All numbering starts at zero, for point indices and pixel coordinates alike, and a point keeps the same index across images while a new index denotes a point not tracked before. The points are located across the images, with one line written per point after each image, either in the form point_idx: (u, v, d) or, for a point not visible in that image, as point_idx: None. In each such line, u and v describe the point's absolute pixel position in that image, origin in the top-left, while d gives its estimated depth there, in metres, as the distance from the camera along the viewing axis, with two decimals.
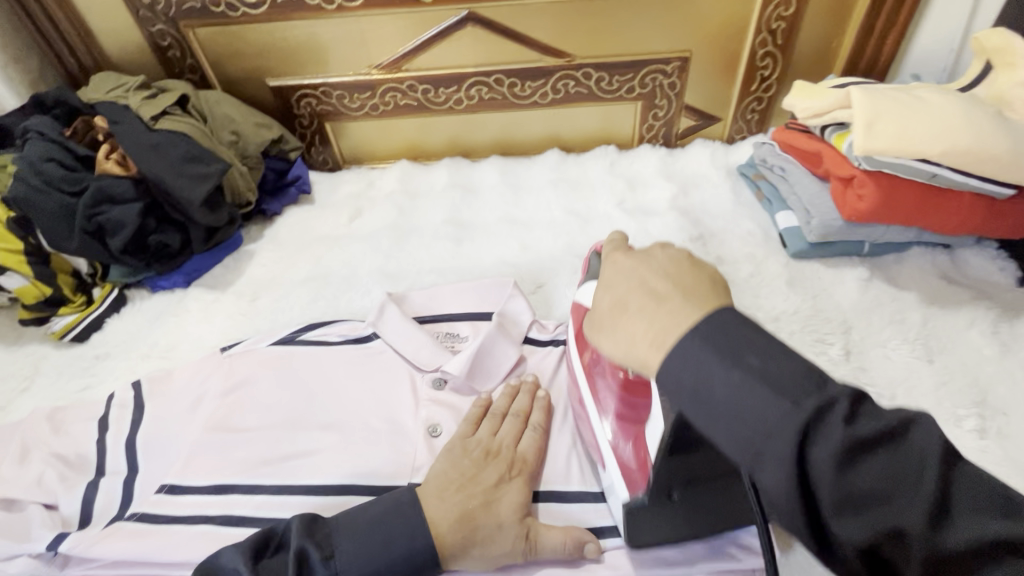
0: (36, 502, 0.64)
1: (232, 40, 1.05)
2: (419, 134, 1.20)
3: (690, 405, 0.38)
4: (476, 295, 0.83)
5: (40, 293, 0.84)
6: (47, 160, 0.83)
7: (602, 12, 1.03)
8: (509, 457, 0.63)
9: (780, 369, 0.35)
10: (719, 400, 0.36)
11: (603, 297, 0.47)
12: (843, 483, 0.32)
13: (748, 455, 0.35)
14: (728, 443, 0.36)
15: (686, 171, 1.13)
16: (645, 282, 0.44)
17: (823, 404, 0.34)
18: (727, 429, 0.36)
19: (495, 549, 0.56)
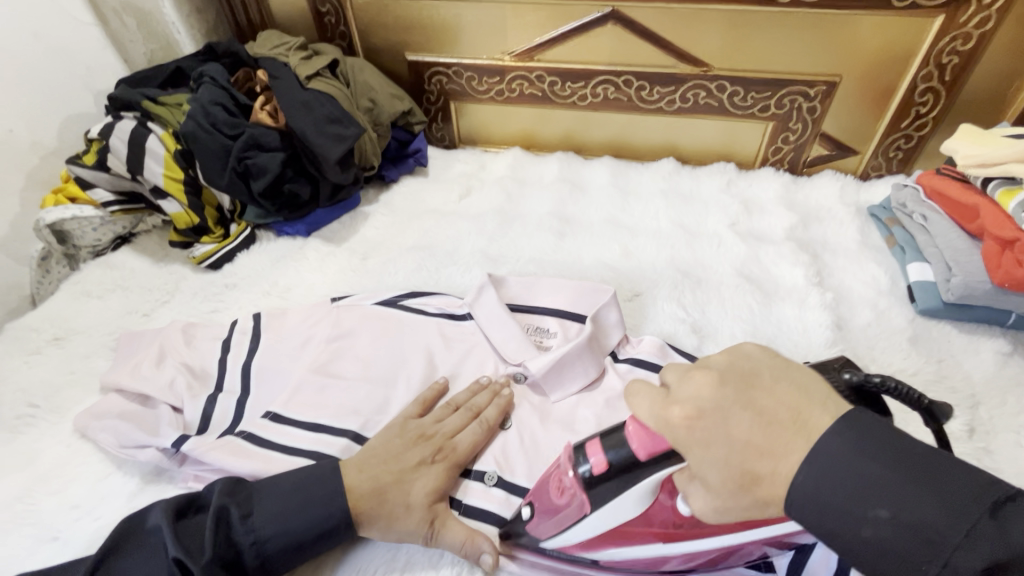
0: (165, 402, 0.72)
1: (382, 12, 1.11)
2: (536, 124, 1.21)
3: (799, 503, 0.35)
4: (573, 295, 0.83)
5: (190, 220, 0.94)
6: (215, 103, 0.93)
7: (752, 25, 0.98)
8: (441, 443, 0.65)
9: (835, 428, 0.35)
10: (843, 487, 0.33)
11: (708, 455, 0.39)
12: (907, 523, 0.32)
13: (818, 513, 0.34)
14: (803, 520, 0.35)
15: (808, 202, 1.07)
16: (755, 424, 0.37)
17: (864, 434, 0.35)
18: (817, 511, 0.34)
19: (395, 526, 0.59)
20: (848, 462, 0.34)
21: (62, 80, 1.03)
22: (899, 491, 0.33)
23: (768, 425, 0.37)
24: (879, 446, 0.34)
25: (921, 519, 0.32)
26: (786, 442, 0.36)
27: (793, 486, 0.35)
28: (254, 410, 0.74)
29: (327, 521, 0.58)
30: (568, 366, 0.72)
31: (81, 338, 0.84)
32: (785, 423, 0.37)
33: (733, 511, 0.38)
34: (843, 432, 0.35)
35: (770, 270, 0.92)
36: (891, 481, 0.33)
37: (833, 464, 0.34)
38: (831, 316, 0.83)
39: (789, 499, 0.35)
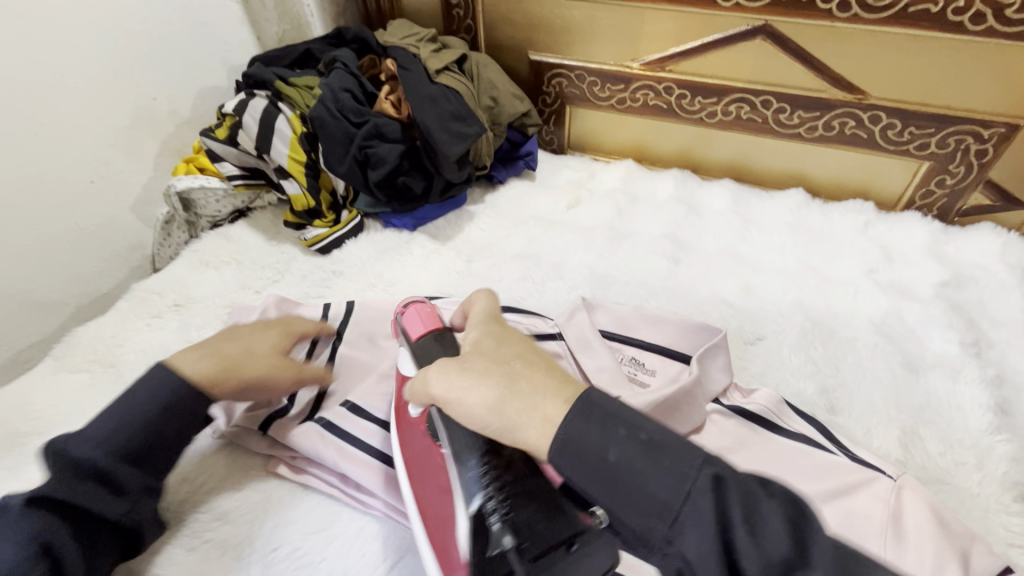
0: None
1: (513, 9, 1.08)
2: (653, 136, 1.15)
3: (568, 457, 0.41)
4: (678, 330, 0.75)
5: (306, 203, 0.95)
6: (344, 90, 0.93)
7: (931, 52, 0.87)
8: (283, 344, 0.70)
9: (662, 438, 0.40)
10: (625, 466, 0.39)
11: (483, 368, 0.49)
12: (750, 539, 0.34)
13: (587, 470, 0.40)
14: (592, 489, 0.40)
15: (962, 257, 0.95)
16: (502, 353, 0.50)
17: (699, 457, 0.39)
18: (593, 471, 0.40)
19: (250, 370, 0.63)
20: (621, 435, 0.40)
21: (202, 54, 1.07)
22: (638, 456, 0.39)
23: (521, 350, 0.51)
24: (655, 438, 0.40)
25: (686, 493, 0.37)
26: (550, 367, 0.47)
27: (561, 431, 0.41)
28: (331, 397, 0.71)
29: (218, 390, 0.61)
30: (677, 412, 0.65)
31: (198, 307, 0.87)
32: (538, 354, 0.50)
33: (512, 420, 0.44)
34: (579, 413, 0.41)
35: (916, 330, 0.82)
36: (649, 457, 0.39)
37: (597, 449, 0.40)
38: (995, 397, 0.72)
39: (558, 451, 0.41)
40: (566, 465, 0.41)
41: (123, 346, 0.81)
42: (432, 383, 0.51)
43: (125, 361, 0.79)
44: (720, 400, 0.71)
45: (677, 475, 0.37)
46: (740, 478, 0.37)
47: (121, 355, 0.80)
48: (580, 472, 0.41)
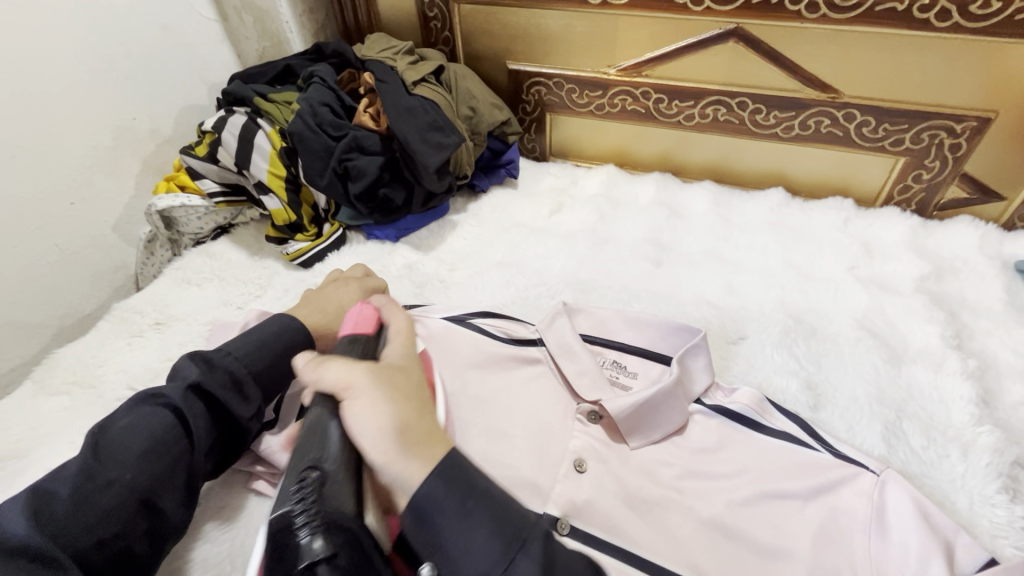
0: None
1: (490, 19, 1.09)
2: (633, 141, 1.16)
3: (426, 504, 0.41)
4: (659, 332, 0.75)
5: (287, 218, 0.95)
6: (322, 104, 0.93)
7: (900, 49, 0.88)
8: (328, 305, 0.71)
9: (507, 507, 0.42)
10: (469, 530, 0.40)
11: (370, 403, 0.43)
12: None
13: (433, 519, 0.41)
14: (435, 527, 0.41)
15: (941, 250, 0.95)
16: (390, 384, 0.45)
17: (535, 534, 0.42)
18: (443, 518, 0.41)
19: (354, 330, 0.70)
20: (472, 496, 0.42)
21: (182, 73, 1.07)
22: (483, 525, 0.41)
23: (410, 396, 0.46)
24: (496, 510, 0.42)
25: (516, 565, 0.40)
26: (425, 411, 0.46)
27: (425, 483, 0.41)
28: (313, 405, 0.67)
29: (290, 334, 0.63)
30: (657, 412, 0.65)
31: (180, 325, 0.86)
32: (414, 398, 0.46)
33: (393, 464, 0.42)
34: (442, 477, 0.42)
35: (897, 325, 0.82)
36: (491, 528, 0.41)
37: (450, 509, 0.41)
38: (977, 388, 0.72)
39: (423, 488, 0.41)
40: (426, 501, 0.41)
41: (103, 366, 0.80)
42: (354, 374, 0.45)
43: (105, 382, 0.78)
44: (701, 398, 0.70)
45: (510, 542, 0.40)
46: (558, 545, 0.43)
47: (101, 376, 0.79)
48: (434, 513, 0.41)
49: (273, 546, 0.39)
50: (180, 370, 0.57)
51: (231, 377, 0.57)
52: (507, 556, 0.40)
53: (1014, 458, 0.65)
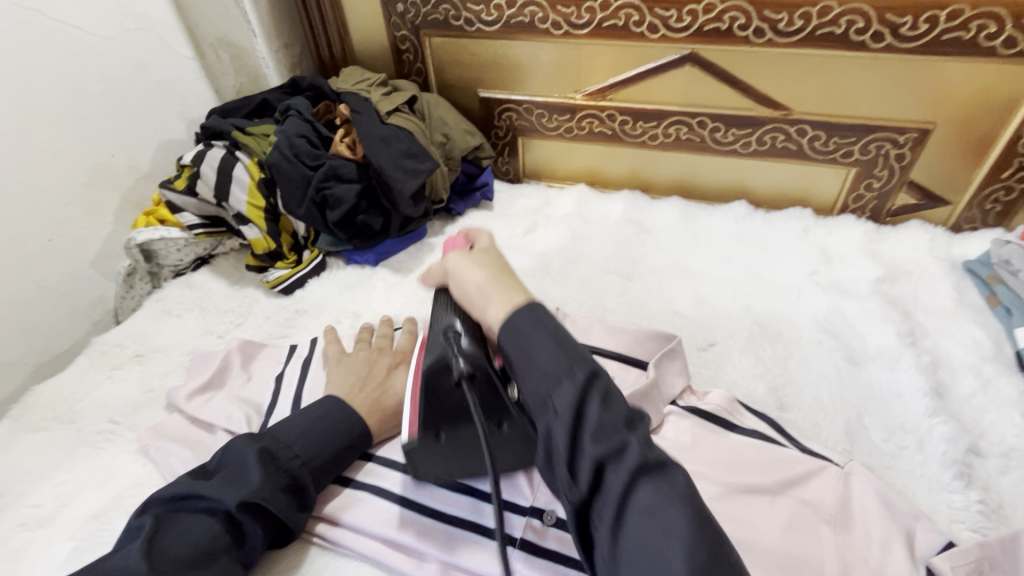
0: (222, 427, 0.71)
1: (460, 51, 1.14)
2: (602, 160, 1.21)
3: (508, 331, 0.51)
4: (630, 341, 0.78)
5: (267, 246, 0.97)
6: (299, 135, 0.96)
7: (842, 68, 0.94)
8: (381, 389, 0.70)
9: (575, 343, 0.50)
10: (537, 351, 0.50)
11: (469, 279, 0.57)
12: (600, 417, 0.47)
13: (512, 336, 0.51)
14: (506, 341, 0.51)
15: (894, 253, 1.01)
16: (482, 265, 0.58)
17: (592, 373, 0.49)
18: (515, 334, 0.51)
19: (386, 390, 0.69)
20: (543, 329, 0.51)
21: (159, 110, 1.10)
22: (553, 352, 0.49)
23: (497, 273, 0.57)
24: (562, 340, 0.50)
25: (564, 382, 0.48)
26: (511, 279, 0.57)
27: (507, 314, 0.52)
28: None
29: (351, 433, 0.64)
30: None
31: (160, 356, 0.87)
32: (503, 269, 0.58)
33: (484, 300, 0.55)
34: (518, 313, 0.52)
35: (856, 325, 0.86)
36: (558, 352, 0.49)
37: (524, 334, 0.51)
38: (930, 382, 0.76)
39: (501, 327, 0.52)
40: (508, 331, 0.51)
41: (82, 401, 0.80)
42: (450, 261, 0.60)
43: (85, 417, 0.78)
44: (676, 401, 0.73)
45: (564, 368, 0.48)
46: (613, 390, 0.49)
47: (80, 411, 0.79)
48: (514, 357, 0.51)
49: (431, 379, 0.55)
50: (236, 458, 0.58)
51: (291, 479, 0.59)
52: (561, 376, 0.48)
53: (966, 446, 0.69)
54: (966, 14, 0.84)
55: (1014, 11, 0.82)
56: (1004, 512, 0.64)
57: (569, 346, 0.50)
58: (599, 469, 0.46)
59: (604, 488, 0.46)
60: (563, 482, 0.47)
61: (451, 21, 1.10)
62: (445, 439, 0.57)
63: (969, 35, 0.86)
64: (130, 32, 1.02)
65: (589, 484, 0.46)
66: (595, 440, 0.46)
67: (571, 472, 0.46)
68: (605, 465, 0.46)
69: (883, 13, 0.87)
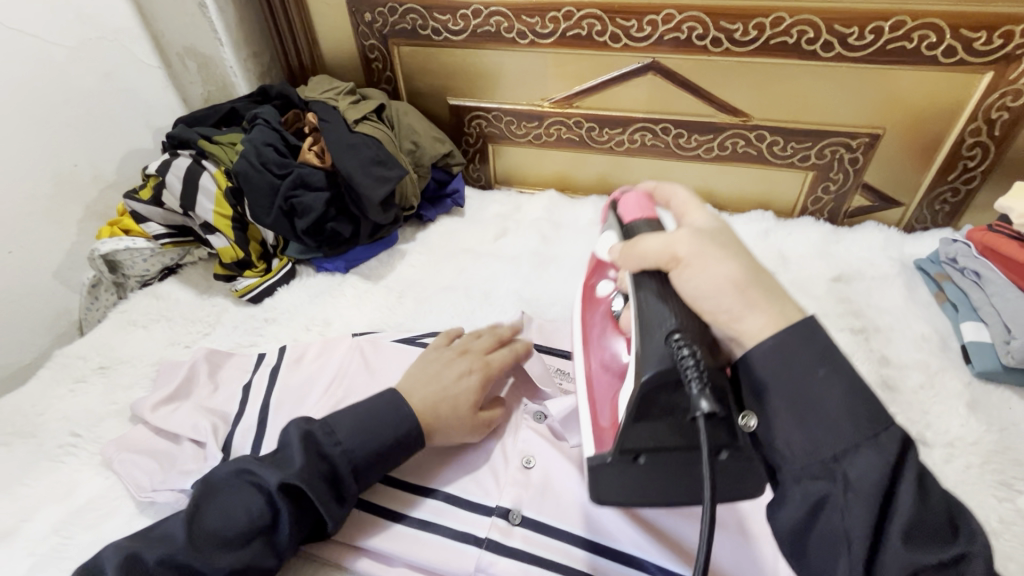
0: (188, 437, 0.70)
1: (428, 59, 1.16)
2: (571, 167, 1.23)
3: (764, 359, 0.44)
4: None
5: (234, 255, 0.97)
6: (266, 144, 0.97)
7: (796, 76, 0.98)
8: (442, 387, 0.65)
9: (870, 400, 0.42)
10: (817, 401, 0.42)
11: (701, 275, 0.47)
12: (907, 506, 0.40)
13: (769, 368, 0.44)
14: (757, 370, 0.45)
15: (851, 253, 1.05)
16: (698, 239, 0.48)
17: (905, 446, 0.41)
18: (787, 369, 0.44)
19: (441, 391, 0.64)
20: (807, 358, 0.43)
21: (124, 119, 1.09)
22: (845, 405, 0.42)
23: (719, 255, 0.47)
24: (860, 398, 0.42)
25: (849, 439, 0.41)
26: (750, 280, 0.46)
27: (763, 340, 0.44)
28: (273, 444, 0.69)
29: (399, 430, 0.60)
30: None
31: (125, 367, 0.86)
32: (721, 244, 0.48)
33: (715, 292, 0.46)
34: (781, 338, 0.44)
35: None
36: (845, 408, 0.42)
37: (785, 365, 0.44)
38: (881, 376, 0.80)
39: (754, 354, 0.45)
40: (757, 362, 0.44)
41: (43, 415, 0.79)
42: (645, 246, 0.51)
43: (46, 431, 0.77)
44: None
45: (862, 432, 0.41)
46: (929, 475, 0.42)
47: (41, 425, 0.78)
48: (772, 387, 0.44)
49: (649, 394, 0.46)
50: (289, 436, 0.57)
51: (330, 469, 0.56)
52: (857, 445, 0.41)
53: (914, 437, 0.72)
54: (908, 25, 0.88)
55: (951, 23, 0.87)
56: None
57: (866, 398, 0.42)
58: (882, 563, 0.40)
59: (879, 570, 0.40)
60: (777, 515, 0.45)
61: (419, 30, 1.11)
62: (644, 462, 0.48)
63: (912, 44, 0.90)
64: (92, 42, 1.01)
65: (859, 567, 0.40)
66: (909, 536, 0.40)
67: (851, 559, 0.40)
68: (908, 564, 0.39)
69: (831, 24, 0.91)
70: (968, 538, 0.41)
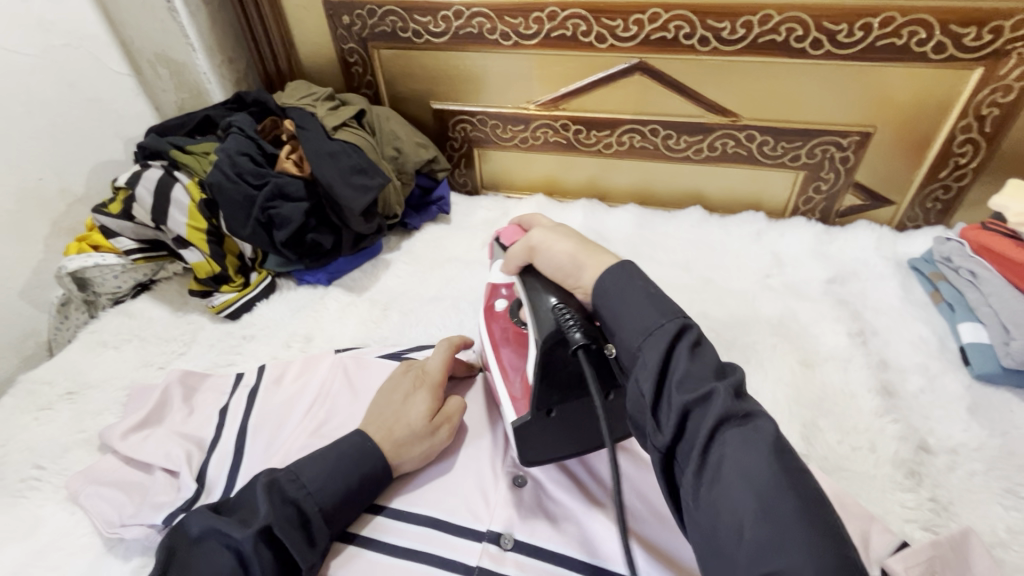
0: (161, 467, 0.66)
1: (409, 63, 1.12)
2: (559, 170, 1.20)
3: (601, 292, 0.50)
4: None
5: (210, 270, 0.92)
6: (241, 154, 0.93)
7: (786, 75, 0.96)
8: (395, 419, 0.62)
9: (669, 302, 0.47)
10: (625, 308, 0.48)
11: (559, 251, 0.57)
12: (692, 377, 0.43)
13: (604, 295, 0.50)
14: (595, 301, 0.51)
15: (844, 254, 1.03)
16: (563, 233, 0.58)
17: (686, 330, 0.45)
18: (607, 294, 0.50)
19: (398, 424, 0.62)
20: (623, 281, 0.50)
21: (92, 130, 1.04)
22: (642, 306, 0.47)
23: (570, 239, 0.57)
24: (658, 301, 0.47)
25: (650, 331, 0.46)
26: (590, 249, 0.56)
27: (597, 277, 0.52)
28: (250, 473, 0.65)
29: (365, 465, 0.58)
30: None
31: (94, 392, 0.82)
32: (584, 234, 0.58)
33: (558, 247, 0.57)
34: (618, 270, 0.51)
35: (809, 327, 0.87)
36: (648, 312, 0.47)
37: (615, 290, 0.49)
38: (880, 381, 0.78)
39: (593, 290, 0.52)
40: (597, 294, 0.51)
41: (7, 446, 0.74)
42: (535, 238, 0.59)
43: (9, 463, 0.72)
44: None
45: (653, 322, 0.46)
46: (704, 346, 0.45)
47: (4, 457, 0.73)
48: (602, 310, 0.50)
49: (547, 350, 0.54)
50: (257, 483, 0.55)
51: (299, 512, 0.53)
52: (650, 333, 0.46)
53: (916, 444, 0.71)
54: (898, 21, 0.87)
55: (941, 18, 0.85)
56: (953, 508, 0.66)
57: (661, 301, 0.48)
58: (686, 431, 0.42)
59: (688, 435, 0.42)
60: (647, 431, 0.44)
61: (399, 33, 1.08)
62: (556, 414, 0.55)
63: (902, 41, 0.89)
64: (57, 49, 0.96)
65: (670, 432, 0.43)
66: (682, 388, 0.43)
67: (660, 428, 0.43)
68: (708, 425, 0.41)
69: (820, 22, 0.89)
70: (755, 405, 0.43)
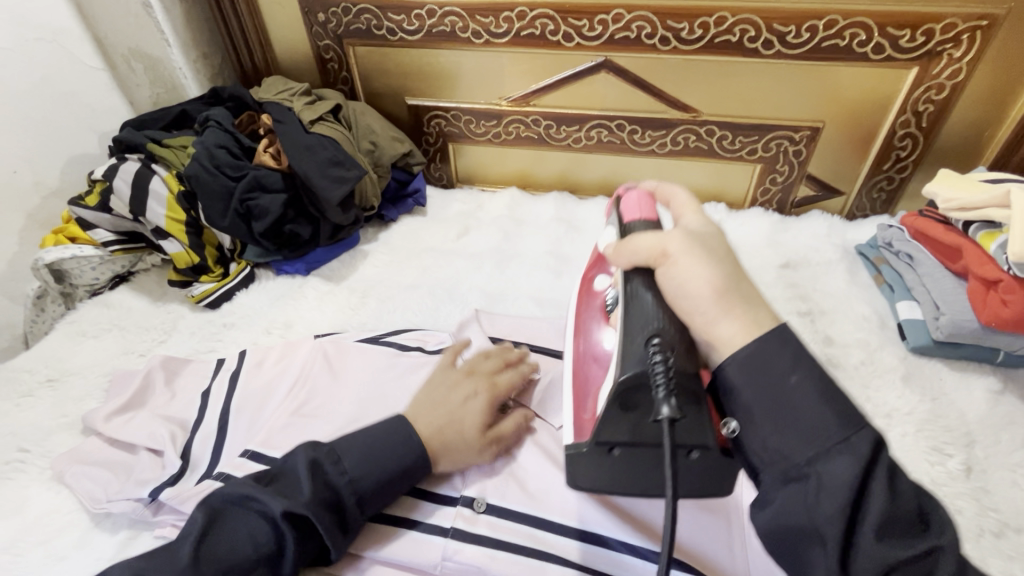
0: (145, 446, 0.68)
1: (384, 59, 1.16)
2: (531, 164, 1.25)
3: (737, 365, 0.44)
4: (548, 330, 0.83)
5: (190, 260, 0.95)
6: (219, 147, 0.95)
7: (740, 73, 1.03)
8: (450, 406, 0.61)
9: (836, 401, 0.42)
10: (783, 399, 0.42)
11: (699, 276, 0.46)
12: (893, 505, 0.39)
13: (739, 370, 0.44)
14: (729, 376, 0.44)
15: (798, 241, 1.10)
16: (706, 246, 0.48)
17: (877, 443, 0.41)
18: (744, 372, 0.44)
19: (446, 411, 0.60)
20: (778, 361, 0.43)
21: (67, 124, 1.05)
22: (808, 395, 0.42)
23: (723, 261, 0.48)
24: (828, 396, 0.42)
25: (814, 431, 0.41)
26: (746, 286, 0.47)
27: (734, 348, 0.45)
28: (232, 449, 0.68)
29: (408, 457, 0.57)
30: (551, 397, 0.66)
31: (75, 379, 0.83)
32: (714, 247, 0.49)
33: (693, 265, 0.47)
34: (773, 339, 0.44)
35: None
36: (827, 414, 0.41)
37: (760, 371, 0.43)
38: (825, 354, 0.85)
39: (730, 361, 0.45)
40: (735, 371, 0.44)
41: None
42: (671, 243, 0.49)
43: None
44: None
45: (837, 435, 0.41)
46: (900, 470, 0.41)
47: None
48: (743, 396, 0.44)
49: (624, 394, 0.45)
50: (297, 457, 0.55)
51: (338, 494, 0.54)
52: (829, 446, 0.41)
53: None
54: (840, 23, 0.94)
55: (879, 21, 0.93)
56: None
57: (827, 402, 0.42)
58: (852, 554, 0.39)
59: (855, 552, 0.39)
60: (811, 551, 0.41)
61: (374, 30, 1.11)
62: (619, 453, 0.47)
63: (844, 42, 0.96)
64: (31, 43, 0.97)
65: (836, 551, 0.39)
66: (885, 534, 0.39)
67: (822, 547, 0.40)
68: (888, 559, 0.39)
69: (770, 23, 0.96)
70: (938, 529, 0.40)
